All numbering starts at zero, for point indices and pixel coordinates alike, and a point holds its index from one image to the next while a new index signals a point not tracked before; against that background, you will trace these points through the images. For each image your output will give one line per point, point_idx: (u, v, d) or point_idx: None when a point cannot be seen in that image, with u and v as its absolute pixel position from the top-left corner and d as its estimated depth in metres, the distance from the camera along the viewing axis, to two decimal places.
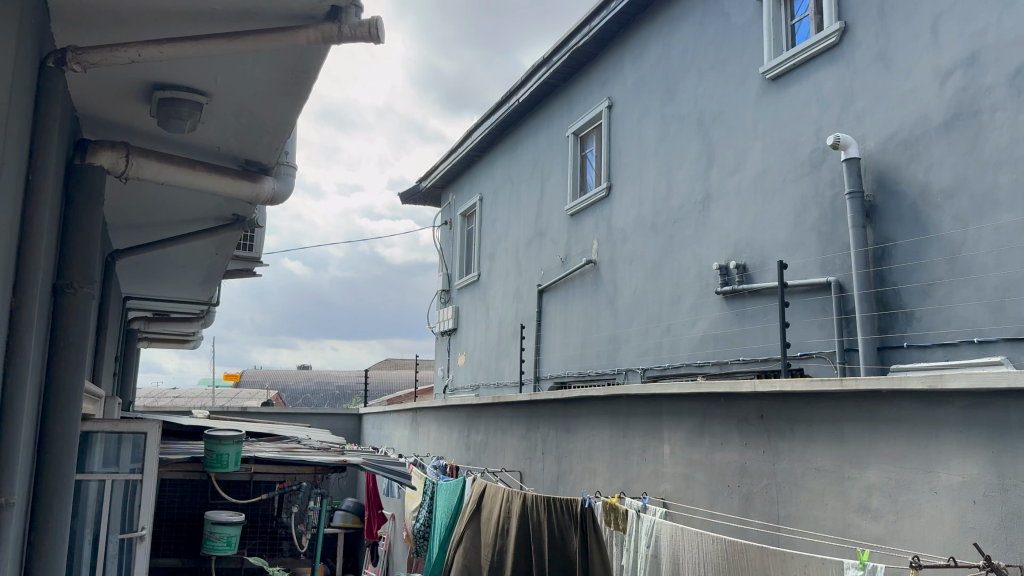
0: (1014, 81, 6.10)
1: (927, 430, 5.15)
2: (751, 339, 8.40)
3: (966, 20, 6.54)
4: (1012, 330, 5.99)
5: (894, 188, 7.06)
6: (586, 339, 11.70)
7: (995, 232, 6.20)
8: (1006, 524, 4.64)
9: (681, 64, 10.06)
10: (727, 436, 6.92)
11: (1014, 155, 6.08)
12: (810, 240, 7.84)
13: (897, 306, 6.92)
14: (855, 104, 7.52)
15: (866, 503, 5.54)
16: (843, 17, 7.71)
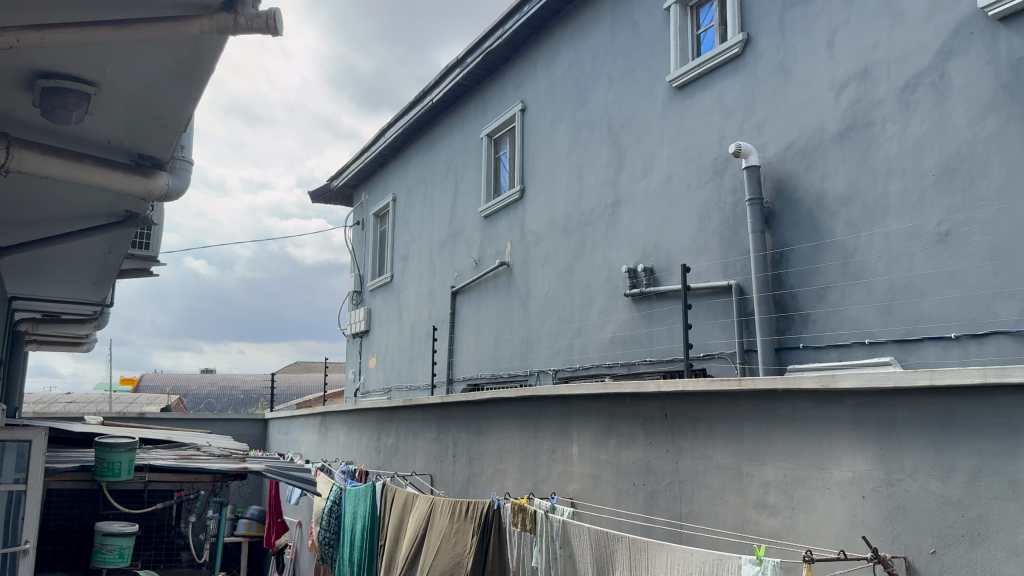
0: (903, 95, 6.44)
1: (819, 428, 5.38)
2: (658, 340, 8.59)
3: (859, 36, 6.86)
4: (898, 332, 6.31)
5: (792, 196, 7.34)
6: (498, 341, 11.72)
7: (885, 238, 6.52)
8: (892, 517, 4.88)
9: (592, 70, 10.20)
10: (633, 436, 7.04)
11: (902, 166, 6.41)
12: (713, 244, 8.06)
13: (794, 308, 7.20)
14: (756, 113, 7.77)
15: (763, 500, 5.73)
16: (746, 29, 7.97)
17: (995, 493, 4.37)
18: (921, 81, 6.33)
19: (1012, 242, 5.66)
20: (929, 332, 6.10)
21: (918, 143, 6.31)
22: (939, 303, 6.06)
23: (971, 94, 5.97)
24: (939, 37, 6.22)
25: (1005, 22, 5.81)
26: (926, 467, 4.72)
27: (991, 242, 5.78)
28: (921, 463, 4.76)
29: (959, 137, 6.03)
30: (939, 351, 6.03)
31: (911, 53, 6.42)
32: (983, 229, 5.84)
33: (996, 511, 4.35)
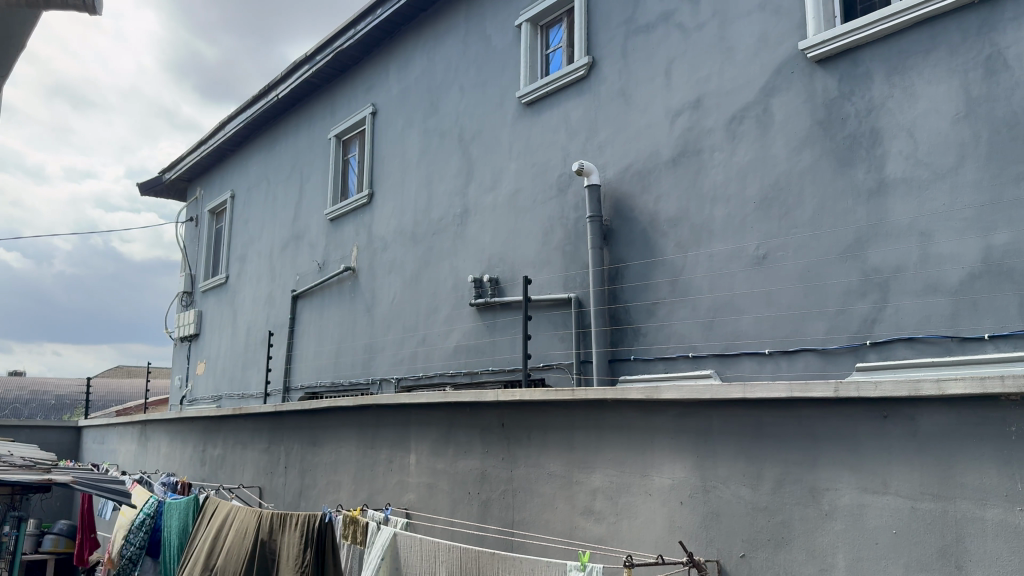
0: (731, 126, 6.90)
1: (643, 437, 5.70)
2: (500, 349, 8.71)
3: (693, 68, 7.27)
4: (718, 347, 6.73)
5: (629, 215, 7.67)
6: (339, 348, 11.47)
7: (709, 259, 6.93)
8: (706, 522, 5.28)
9: (444, 79, 10.23)
10: (470, 444, 7.09)
11: (728, 192, 6.86)
12: (555, 258, 8.28)
13: (627, 322, 7.53)
14: (598, 134, 8.07)
15: (590, 506, 5.95)
16: (592, 52, 8.26)
17: (798, 498, 4.87)
18: (747, 114, 6.80)
19: (820, 267, 6.18)
20: (745, 348, 6.54)
21: (741, 171, 6.78)
22: (755, 321, 6.51)
23: (790, 129, 6.49)
24: (764, 74, 6.71)
25: (822, 64, 6.37)
26: (739, 475, 5.17)
27: (802, 267, 6.29)
28: (734, 471, 5.19)
29: (778, 168, 6.53)
30: (754, 365, 6.48)
31: (739, 87, 6.88)
32: (795, 254, 6.35)
33: (798, 516, 4.86)
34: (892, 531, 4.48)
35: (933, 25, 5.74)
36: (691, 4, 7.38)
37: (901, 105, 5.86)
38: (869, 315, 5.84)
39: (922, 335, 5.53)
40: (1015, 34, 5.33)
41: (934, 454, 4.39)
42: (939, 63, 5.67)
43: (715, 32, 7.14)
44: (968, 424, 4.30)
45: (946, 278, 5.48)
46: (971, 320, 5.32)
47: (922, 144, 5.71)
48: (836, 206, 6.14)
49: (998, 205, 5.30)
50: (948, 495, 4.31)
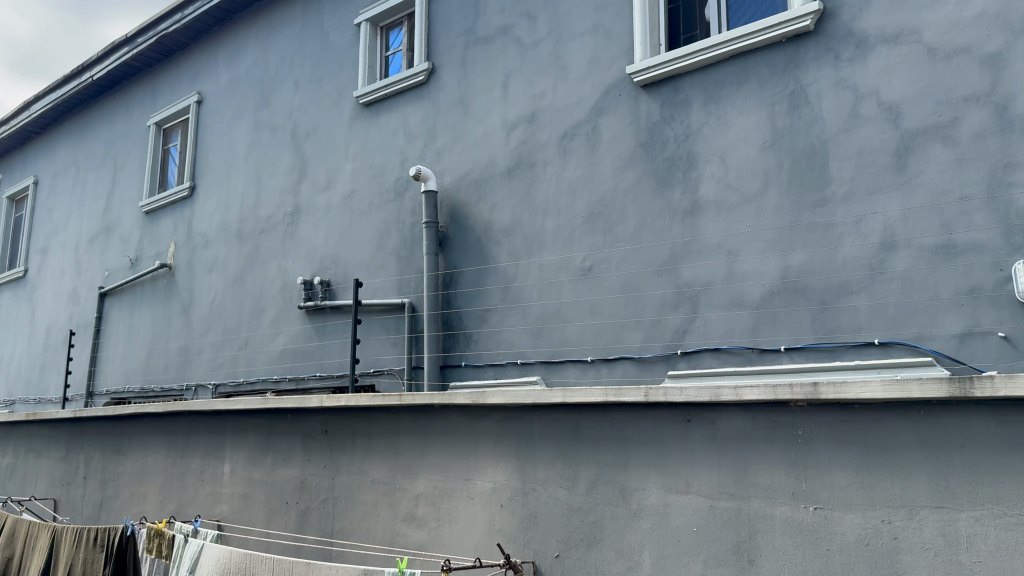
0: (563, 141, 7.14)
1: (468, 442, 5.81)
2: (328, 354, 8.53)
3: (529, 83, 7.46)
4: (545, 354, 6.94)
5: (464, 223, 7.76)
6: (151, 350, 10.78)
7: (540, 268, 7.13)
8: (523, 525, 5.47)
9: (277, 73, 9.91)
10: (290, 453, 6.89)
11: (558, 205, 7.09)
12: (389, 263, 8.23)
13: (459, 328, 7.61)
14: (435, 140, 8.11)
15: (412, 512, 5.99)
16: (431, 59, 8.29)
17: (609, 499, 5.15)
18: (577, 131, 7.06)
19: (640, 280, 6.52)
20: (570, 355, 6.79)
21: (571, 185, 7.04)
22: (579, 329, 6.77)
23: (617, 148, 6.81)
24: (594, 94, 6.99)
25: (647, 88, 6.72)
26: (556, 477, 5.39)
27: (624, 279, 6.60)
28: (552, 473, 5.41)
29: (604, 184, 6.83)
30: (577, 372, 6.74)
31: (571, 104, 7.13)
32: (617, 266, 6.66)
33: (609, 515, 5.14)
34: (692, 529, 4.83)
35: (745, 60, 6.22)
36: (528, 20, 7.57)
37: (715, 132, 6.30)
38: (681, 326, 6.22)
39: (727, 345, 5.97)
40: (815, 74, 5.87)
41: (731, 456, 4.77)
42: (750, 96, 6.15)
43: (550, 48, 7.36)
44: (761, 427, 4.70)
45: (750, 294, 5.94)
46: (770, 332, 5.80)
47: (732, 169, 6.17)
48: (655, 223, 6.50)
49: (795, 229, 5.81)
50: (743, 494, 4.70)
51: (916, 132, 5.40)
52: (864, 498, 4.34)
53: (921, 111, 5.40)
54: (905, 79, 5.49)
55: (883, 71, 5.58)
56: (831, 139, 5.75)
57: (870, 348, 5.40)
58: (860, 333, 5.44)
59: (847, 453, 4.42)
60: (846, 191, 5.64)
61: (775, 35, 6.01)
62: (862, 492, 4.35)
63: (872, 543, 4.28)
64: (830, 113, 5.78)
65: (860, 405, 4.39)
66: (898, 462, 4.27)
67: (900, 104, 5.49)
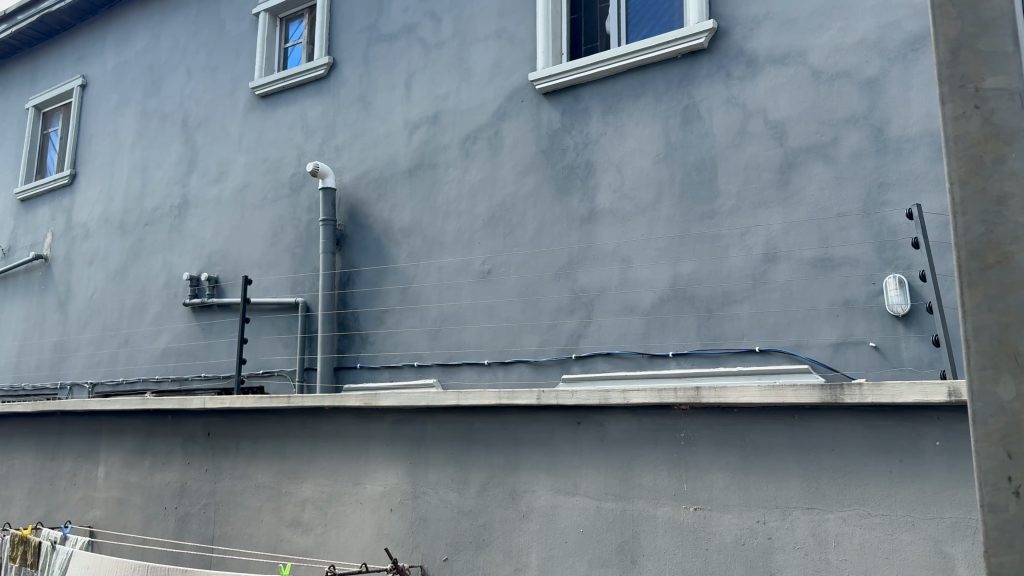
0: (464, 144, 7.14)
1: (358, 445, 5.72)
2: (215, 354, 8.24)
3: (431, 83, 7.42)
4: (441, 357, 6.92)
5: (362, 222, 7.65)
6: (22, 346, 10.15)
7: (438, 270, 7.10)
8: (412, 528, 5.44)
9: (169, 60, 9.51)
10: (170, 456, 6.61)
11: (458, 208, 7.09)
12: (282, 260, 8.02)
13: (354, 328, 7.49)
14: (334, 137, 7.96)
15: (298, 517, 5.87)
16: (332, 54, 8.14)
17: (499, 501, 5.18)
18: (479, 134, 7.07)
19: (536, 284, 6.58)
20: (466, 358, 6.79)
21: (471, 188, 7.04)
22: (477, 332, 6.78)
23: (517, 153, 6.86)
24: (496, 98, 7.02)
25: (549, 96, 6.79)
26: (446, 480, 5.38)
27: (522, 283, 6.65)
28: (442, 476, 5.39)
29: (505, 189, 6.87)
30: (474, 374, 6.75)
31: (473, 107, 7.14)
32: (515, 270, 6.70)
33: (498, 518, 5.17)
34: (579, 530, 4.91)
35: (643, 73, 6.37)
36: (432, 20, 7.54)
37: (613, 141, 6.43)
38: (576, 331, 6.32)
39: (619, 350, 6.10)
40: (708, 90, 6.08)
41: (618, 458, 4.87)
42: (647, 108, 6.31)
43: (454, 50, 7.34)
44: (647, 430, 4.82)
45: (642, 301, 6.09)
46: (660, 338, 5.96)
47: (629, 179, 6.31)
48: (553, 229, 6.59)
49: (686, 239, 6.00)
50: (628, 495, 4.81)
51: (799, 150, 5.67)
52: (741, 499, 4.51)
53: (804, 131, 5.67)
54: (791, 100, 5.75)
55: (771, 90, 5.83)
56: (721, 154, 5.97)
57: (753, 355, 5.63)
58: (743, 341, 5.67)
59: (726, 455, 4.58)
60: (733, 204, 5.86)
61: (671, 50, 6.18)
62: (739, 493, 4.52)
63: (747, 542, 4.46)
64: (720, 128, 6.00)
65: (740, 409, 4.56)
66: (772, 464, 4.45)
67: (786, 123, 5.75)
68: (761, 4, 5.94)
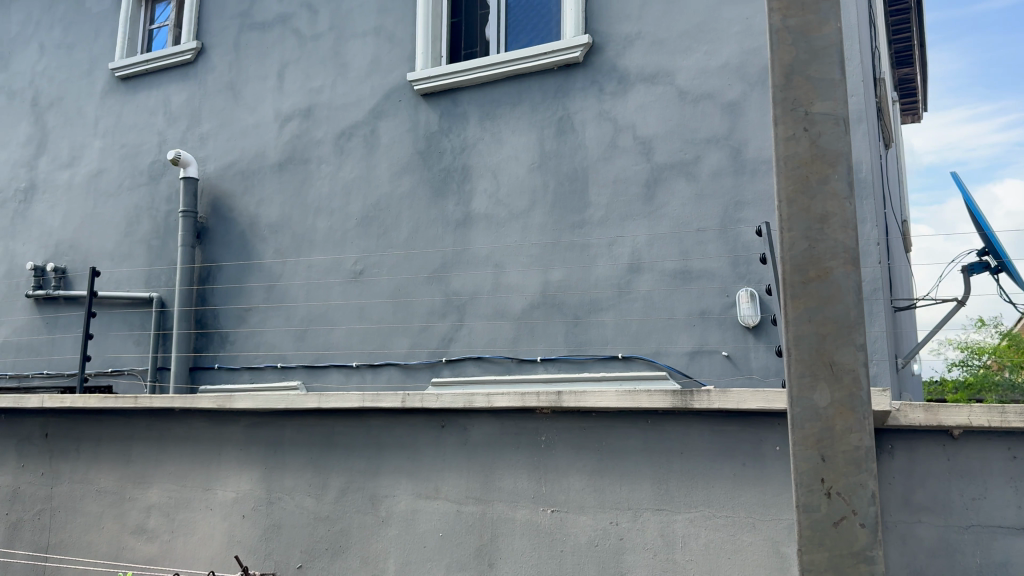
0: (338, 141, 7.01)
1: (210, 448, 5.53)
2: (59, 349, 7.74)
3: (305, 76, 7.24)
4: (307, 358, 6.76)
5: (226, 215, 7.37)
6: None
7: (306, 269, 6.94)
8: (267, 535, 5.30)
9: (19, 32, 8.85)
10: (3, 457, 6.19)
11: (330, 205, 6.95)
12: (138, 252, 7.63)
13: (213, 327, 7.21)
14: (200, 126, 7.64)
15: (143, 524, 5.63)
16: (201, 39, 7.81)
17: (358, 506, 5.11)
18: (354, 132, 6.95)
19: (407, 286, 6.54)
20: (333, 360, 6.66)
21: (344, 187, 6.92)
22: (345, 334, 6.66)
23: (392, 153, 6.79)
24: (373, 96, 6.93)
25: (426, 98, 6.75)
26: (304, 485, 5.26)
27: (393, 285, 6.58)
28: (300, 481, 5.27)
29: (379, 189, 6.79)
30: (340, 377, 6.63)
31: (349, 103, 7.02)
32: (388, 272, 6.63)
33: (356, 523, 5.10)
34: (438, 534, 4.91)
35: (519, 81, 6.45)
36: (308, 12, 7.35)
37: (488, 147, 6.48)
38: (447, 335, 6.32)
39: (488, 354, 6.15)
40: (581, 103, 6.23)
41: (479, 461, 4.90)
42: (522, 116, 6.40)
43: (330, 44, 7.19)
44: (508, 433, 4.87)
45: (512, 306, 6.16)
46: (528, 343, 6.05)
47: (503, 185, 6.37)
48: (426, 232, 6.56)
49: (557, 247, 6.12)
50: (487, 499, 4.84)
51: (664, 166, 5.89)
52: (596, 501, 4.63)
53: (670, 148, 5.90)
54: (659, 117, 5.97)
55: (641, 107, 6.04)
56: (592, 165, 6.12)
57: (615, 362, 5.81)
58: (607, 348, 5.83)
59: (583, 458, 4.69)
60: (602, 215, 6.02)
61: (547, 61, 6.28)
62: (594, 495, 4.64)
63: (601, 543, 4.58)
64: (592, 141, 6.16)
65: (598, 413, 4.68)
66: (626, 467, 4.60)
67: (653, 139, 5.96)
68: (634, 22, 6.13)
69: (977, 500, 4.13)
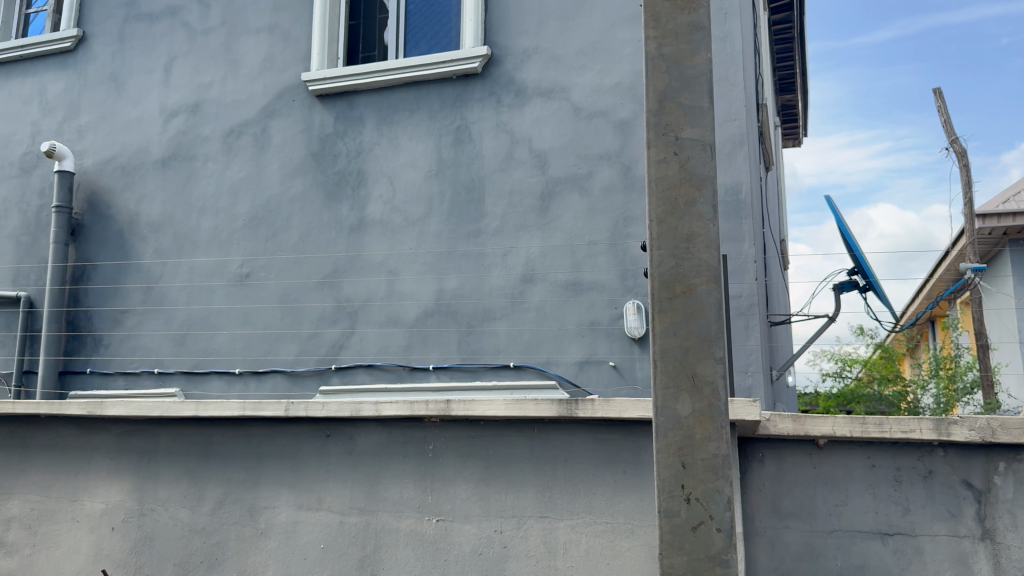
0: (227, 139, 6.81)
1: (78, 457, 5.31)
2: None
3: (194, 71, 7.01)
4: (187, 364, 6.52)
5: (104, 212, 7.04)
6: None
7: (189, 270, 6.70)
8: (137, 548, 5.10)
9: None
10: None
11: (216, 205, 6.74)
12: (5, 248, 7.22)
13: (86, 329, 6.87)
14: (79, 117, 7.28)
15: (2, 538, 5.39)
16: (83, 26, 7.45)
17: (236, 518, 4.99)
18: (244, 130, 6.77)
19: (297, 291, 6.41)
20: (215, 366, 6.45)
21: (232, 187, 6.73)
22: (229, 339, 6.46)
23: (285, 154, 6.66)
24: (265, 95, 6.77)
25: (322, 99, 6.65)
26: (178, 496, 5.10)
27: (282, 289, 6.44)
28: (174, 492, 5.11)
29: (269, 190, 6.63)
30: (222, 384, 6.42)
31: (240, 101, 6.83)
32: (277, 275, 6.48)
33: (234, 535, 4.97)
34: (319, 546, 4.82)
35: (417, 88, 6.44)
36: (199, 5, 7.12)
37: (384, 153, 6.44)
38: (337, 341, 6.23)
39: (379, 362, 6.10)
40: (479, 113, 6.28)
41: (364, 471, 4.85)
42: (419, 123, 6.39)
43: (221, 40, 6.99)
44: (395, 442, 4.84)
45: (405, 313, 6.13)
46: (420, 351, 6.04)
47: (398, 192, 6.34)
48: (318, 236, 6.46)
49: (451, 256, 6.14)
50: (371, 509, 4.80)
51: (558, 179, 6.01)
52: (481, 510, 4.66)
53: (564, 162, 6.02)
54: (554, 132, 6.09)
55: (537, 121, 6.14)
56: (488, 176, 6.18)
57: (506, 371, 5.86)
58: (499, 357, 5.89)
59: (470, 467, 4.72)
60: (497, 225, 6.08)
61: (446, 69, 6.30)
62: (479, 503, 4.67)
63: (484, 552, 4.61)
64: (489, 151, 6.22)
65: (486, 421, 4.72)
66: (511, 475, 4.65)
67: (548, 152, 6.07)
68: (532, 37, 6.24)
69: (839, 506, 4.39)
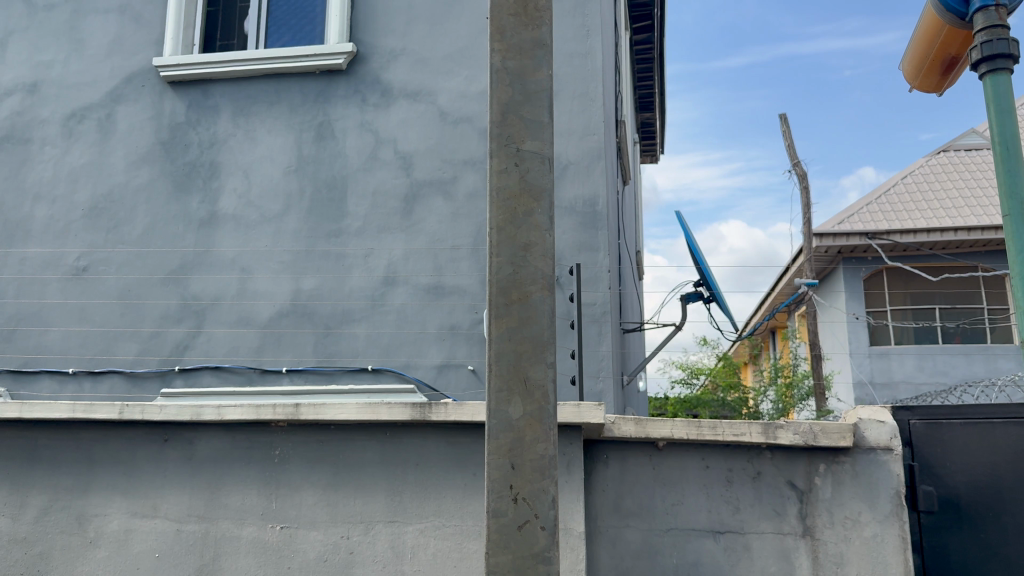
0: (68, 122, 6.40)
1: None
2: None
3: (33, 48, 6.54)
4: (14, 362, 6.06)
5: None
6: None
7: (20, 262, 6.23)
8: None
9: None
10: None
11: (53, 192, 6.31)
12: None
13: None
14: None
15: None
16: None
17: (62, 527, 4.69)
18: (87, 114, 6.38)
19: (141, 288, 6.09)
20: (45, 364, 6.02)
21: (72, 173, 6.32)
22: (62, 336, 6.05)
23: (131, 141, 6.32)
24: (112, 78, 6.41)
25: (174, 86, 6.36)
26: None
27: (124, 284, 6.10)
28: None
29: (113, 179, 6.27)
30: (53, 384, 6.00)
31: (83, 83, 6.43)
32: (117, 270, 6.13)
33: (59, 545, 4.67)
34: (154, 555, 4.60)
35: (277, 80, 6.28)
36: None
37: (240, 145, 6.23)
38: (182, 341, 5.96)
39: (227, 363, 5.88)
40: (343, 111, 6.19)
41: (205, 477, 4.67)
42: (279, 117, 6.23)
43: (66, 17, 6.57)
44: (239, 447, 4.69)
45: (257, 313, 5.95)
46: (273, 353, 5.87)
47: (254, 186, 6.15)
48: (166, 229, 6.16)
49: (310, 255, 6.01)
50: (211, 516, 4.62)
51: (422, 182, 6.00)
52: (328, 516, 4.58)
53: (429, 165, 6.02)
54: (419, 135, 6.08)
55: (402, 122, 6.12)
56: (351, 175, 6.09)
57: (363, 374, 5.79)
58: (357, 359, 5.81)
59: (318, 472, 4.63)
60: (358, 225, 6.01)
61: (308, 63, 6.18)
62: (326, 509, 4.59)
63: (329, 559, 4.52)
64: (352, 150, 6.13)
65: (336, 426, 4.65)
66: (360, 480, 4.60)
67: (413, 155, 6.06)
68: (399, 38, 6.22)
69: (675, 506, 4.61)
